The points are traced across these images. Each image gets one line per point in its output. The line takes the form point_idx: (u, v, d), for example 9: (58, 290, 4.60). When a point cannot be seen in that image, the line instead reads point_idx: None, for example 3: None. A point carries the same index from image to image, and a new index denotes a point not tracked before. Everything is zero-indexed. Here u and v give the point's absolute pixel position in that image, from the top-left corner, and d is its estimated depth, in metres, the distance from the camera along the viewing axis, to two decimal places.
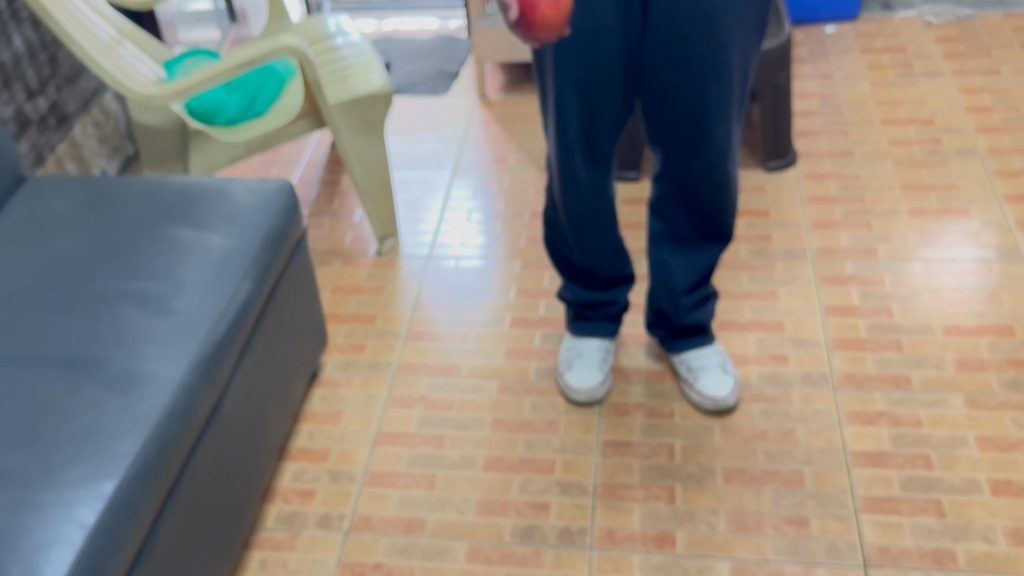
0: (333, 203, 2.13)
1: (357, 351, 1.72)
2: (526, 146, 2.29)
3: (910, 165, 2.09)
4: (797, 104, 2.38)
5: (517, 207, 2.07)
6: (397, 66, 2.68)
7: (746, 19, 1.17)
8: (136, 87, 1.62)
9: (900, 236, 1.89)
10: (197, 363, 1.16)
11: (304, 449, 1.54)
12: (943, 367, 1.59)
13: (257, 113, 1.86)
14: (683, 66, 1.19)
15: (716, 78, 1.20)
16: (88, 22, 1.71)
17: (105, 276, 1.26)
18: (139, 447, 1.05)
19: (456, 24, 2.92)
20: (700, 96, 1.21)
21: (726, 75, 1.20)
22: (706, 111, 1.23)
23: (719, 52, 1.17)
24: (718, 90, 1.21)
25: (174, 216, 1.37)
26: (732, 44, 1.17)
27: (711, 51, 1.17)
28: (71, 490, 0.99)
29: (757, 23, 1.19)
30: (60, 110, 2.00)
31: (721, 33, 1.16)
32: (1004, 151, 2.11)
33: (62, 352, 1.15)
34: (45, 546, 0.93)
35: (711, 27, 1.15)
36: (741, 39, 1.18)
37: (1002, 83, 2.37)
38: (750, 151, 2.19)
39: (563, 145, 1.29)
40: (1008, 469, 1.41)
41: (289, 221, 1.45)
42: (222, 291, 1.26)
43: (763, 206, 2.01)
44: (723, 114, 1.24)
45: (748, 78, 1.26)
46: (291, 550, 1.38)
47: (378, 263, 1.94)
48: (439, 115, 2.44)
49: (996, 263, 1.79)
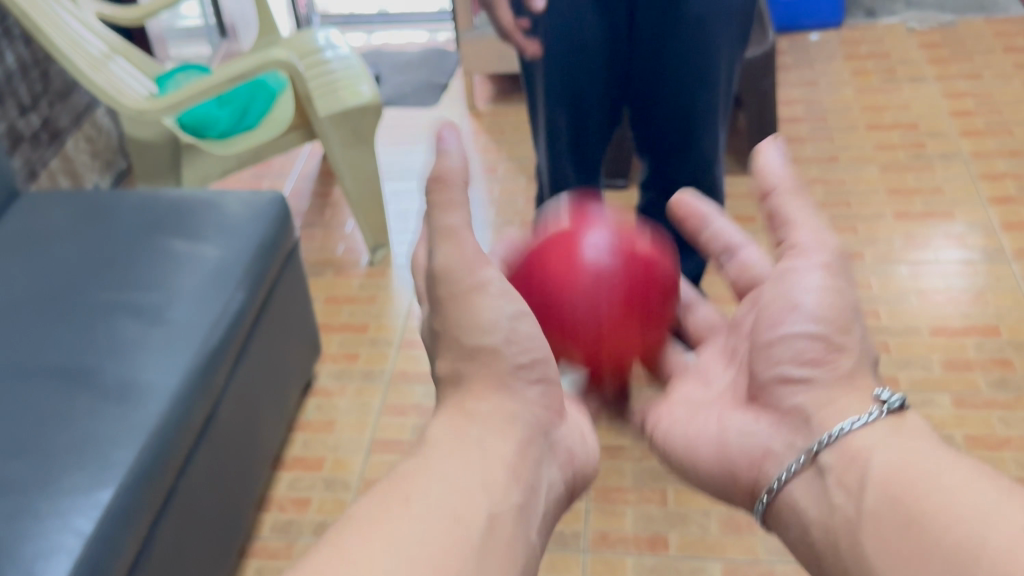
0: (325, 214, 2.14)
1: (351, 361, 1.74)
2: (515, 156, 2.31)
3: (895, 170, 2.12)
4: (783, 110, 2.40)
5: (507, 216, 2.09)
6: (386, 78, 2.70)
7: (731, 27, 1.19)
8: (129, 102, 1.64)
9: (886, 240, 1.91)
10: (192, 371, 1.18)
11: (299, 458, 1.55)
12: (931, 367, 1.60)
13: (249, 126, 1.89)
14: (672, 76, 1.21)
15: (703, 88, 1.22)
16: (78, 37, 1.72)
17: (99, 286, 1.27)
18: (135, 455, 1.06)
19: (445, 36, 2.95)
20: (690, 105, 1.23)
21: (712, 84, 1.22)
22: (693, 119, 1.25)
23: (706, 61, 1.19)
24: (705, 99, 1.23)
25: (167, 227, 1.39)
26: (718, 53, 1.20)
27: (697, 60, 1.19)
28: (68, 497, 1.00)
29: (741, 31, 1.21)
30: (53, 126, 2.02)
31: (706, 42, 1.18)
32: (988, 154, 2.13)
33: (57, 363, 1.16)
34: (45, 553, 0.94)
35: (699, 35, 1.17)
36: (727, 47, 1.21)
37: (986, 87, 2.40)
38: (737, 157, 2.21)
39: (551, 152, 1.32)
40: (996, 468, 1.42)
41: (282, 232, 1.47)
42: (216, 300, 1.28)
43: (750, 212, 2.03)
44: (710, 122, 1.26)
45: (732, 85, 1.28)
46: (287, 558, 1.39)
47: (370, 273, 1.95)
48: (428, 126, 2.46)
49: (982, 264, 1.81)
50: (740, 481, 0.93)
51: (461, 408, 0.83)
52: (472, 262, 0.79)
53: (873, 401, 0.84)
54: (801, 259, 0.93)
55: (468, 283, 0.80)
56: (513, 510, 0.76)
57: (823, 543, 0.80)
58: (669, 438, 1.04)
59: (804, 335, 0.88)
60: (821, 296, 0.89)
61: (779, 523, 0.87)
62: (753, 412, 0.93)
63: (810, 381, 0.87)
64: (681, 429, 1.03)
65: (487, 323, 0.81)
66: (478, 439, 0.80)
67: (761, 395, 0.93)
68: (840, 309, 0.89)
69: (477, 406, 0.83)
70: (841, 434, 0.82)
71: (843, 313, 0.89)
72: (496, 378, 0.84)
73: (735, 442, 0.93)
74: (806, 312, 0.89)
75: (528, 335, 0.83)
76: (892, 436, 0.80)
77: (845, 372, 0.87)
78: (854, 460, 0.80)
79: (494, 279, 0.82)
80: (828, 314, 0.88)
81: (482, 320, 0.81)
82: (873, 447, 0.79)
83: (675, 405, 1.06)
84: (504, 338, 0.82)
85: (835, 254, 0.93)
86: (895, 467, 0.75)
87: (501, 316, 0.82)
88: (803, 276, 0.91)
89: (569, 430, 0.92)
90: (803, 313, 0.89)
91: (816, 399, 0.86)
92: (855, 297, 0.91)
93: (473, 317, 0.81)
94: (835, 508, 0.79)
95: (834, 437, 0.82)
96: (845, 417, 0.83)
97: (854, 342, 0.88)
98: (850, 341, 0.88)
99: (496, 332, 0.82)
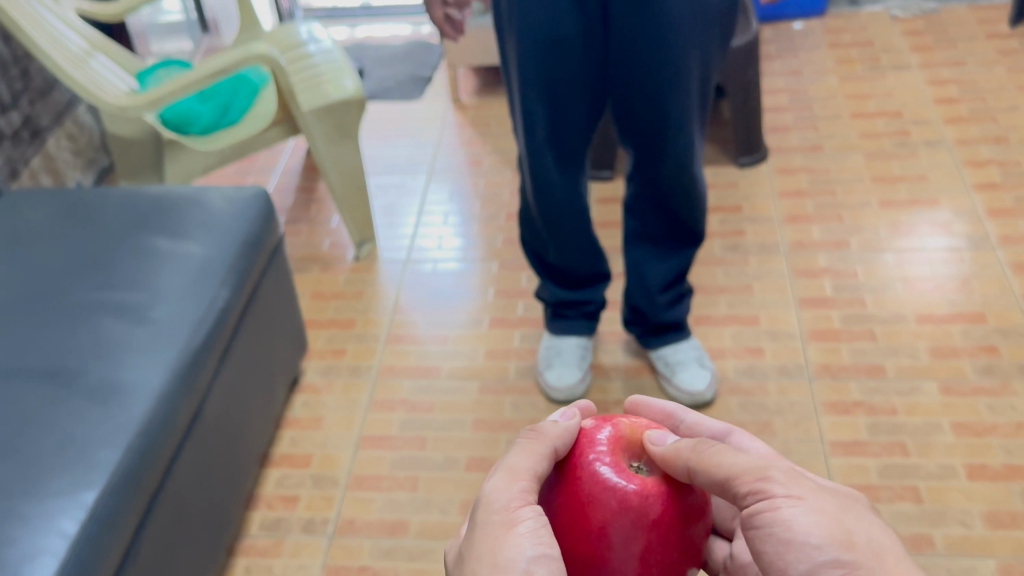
0: (310, 210, 2.13)
1: (338, 356, 1.73)
2: (500, 148, 2.30)
3: (880, 158, 2.12)
4: (767, 99, 2.40)
5: (492, 209, 2.08)
6: (370, 72, 2.69)
7: (707, 24, 1.20)
8: (111, 99, 1.63)
9: (871, 228, 1.91)
10: (177, 370, 1.17)
11: (287, 455, 1.55)
12: (918, 355, 1.61)
13: (231, 121, 1.87)
14: (647, 72, 1.22)
15: (678, 85, 1.23)
16: (58, 33, 1.70)
17: (82, 286, 1.26)
18: (120, 456, 1.05)
19: (429, 29, 2.94)
20: (666, 102, 1.24)
21: (687, 81, 1.23)
22: (669, 117, 1.26)
23: (680, 59, 1.20)
24: (680, 96, 1.24)
25: (150, 225, 1.38)
26: (693, 50, 1.20)
27: (672, 56, 1.20)
28: (54, 500, 0.99)
29: (718, 28, 1.22)
30: (34, 124, 2.00)
31: (681, 40, 1.19)
32: (972, 141, 2.14)
33: (40, 363, 1.14)
34: (30, 555, 0.94)
35: (671, 32, 1.18)
36: (702, 44, 1.21)
37: (969, 74, 2.40)
38: (722, 147, 2.21)
39: (533, 149, 1.31)
40: (983, 454, 1.43)
41: (266, 228, 1.47)
42: (200, 298, 1.27)
43: (735, 202, 2.03)
44: (686, 118, 1.27)
45: (710, 82, 1.29)
46: (276, 556, 1.39)
47: (356, 268, 1.95)
48: (413, 120, 2.45)
49: (967, 251, 1.81)
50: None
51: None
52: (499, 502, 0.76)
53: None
54: (765, 494, 0.72)
55: (500, 516, 0.75)
56: None
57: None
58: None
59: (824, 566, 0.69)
60: (815, 520, 0.70)
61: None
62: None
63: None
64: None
65: (506, 561, 0.72)
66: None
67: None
68: (835, 522, 0.70)
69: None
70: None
71: (839, 524, 0.70)
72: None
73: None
74: (809, 542, 0.70)
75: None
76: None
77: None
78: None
79: (527, 518, 0.75)
80: (827, 535, 0.70)
81: (501, 558, 0.72)
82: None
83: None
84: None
85: (790, 469, 0.74)
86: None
87: (525, 551, 0.73)
88: (778, 499, 0.71)
89: None
90: (805, 543, 0.70)
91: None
92: (841, 501, 0.73)
93: (498, 548, 0.73)
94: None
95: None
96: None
97: (875, 553, 0.70)
98: (873, 557, 0.69)
99: (514, 571, 0.72)
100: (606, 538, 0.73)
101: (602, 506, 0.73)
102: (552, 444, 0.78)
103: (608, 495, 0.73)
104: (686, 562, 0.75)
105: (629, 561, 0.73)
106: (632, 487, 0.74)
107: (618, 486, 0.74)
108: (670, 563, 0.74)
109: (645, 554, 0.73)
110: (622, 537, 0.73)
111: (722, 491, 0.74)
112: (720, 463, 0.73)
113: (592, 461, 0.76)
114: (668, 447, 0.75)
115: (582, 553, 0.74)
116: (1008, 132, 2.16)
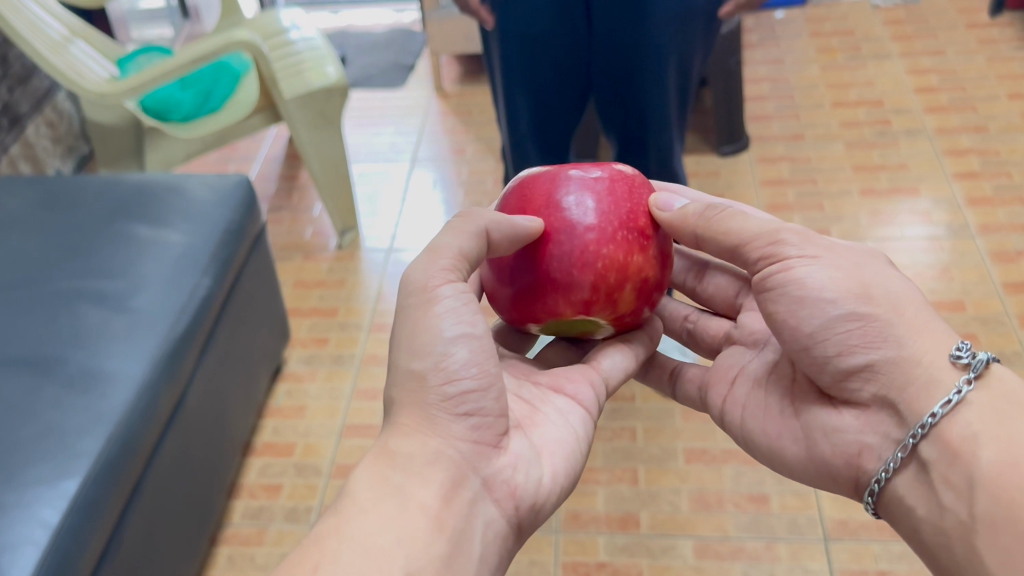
0: (292, 197, 2.13)
1: (321, 345, 1.73)
2: (483, 136, 2.30)
3: (860, 146, 2.13)
4: (749, 88, 2.41)
5: (476, 197, 2.08)
6: (352, 59, 2.69)
7: (686, 31, 1.22)
8: (90, 85, 1.62)
9: (852, 216, 1.92)
10: (159, 359, 1.17)
11: (270, 444, 1.55)
12: None
13: (212, 109, 1.85)
14: (629, 73, 1.25)
15: (657, 87, 1.26)
16: (39, 20, 1.69)
17: (61, 274, 1.25)
18: (100, 445, 1.05)
19: (411, 16, 2.93)
20: (644, 103, 1.28)
21: (665, 84, 1.26)
22: (649, 116, 1.30)
23: (659, 62, 1.23)
24: (659, 96, 1.27)
25: (129, 213, 1.37)
26: (671, 54, 1.23)
27: (650, 60, 1.23)
28: (34, 489, 0.99)
29: (698, 35, 1.25)
30: (13, 111, 1.99)
31: (658, 45, 1.22)
32: (952, 130, 2.15)
33: (18, 351, 1.14)
34: (12, 546, 0.93)
35: (650, 38, 1.21)
36: (680, 49, 1.24)
37: (949, 64, 2.42)
38: (703, 136, 2.22)
39: (517, 139, 1.39)
40: None
41: (248, 217, 1.47)
42: (182, 287, 1.27)
43: (717, 191, 2.03)
44: (665, 117, 1.31)
45: (690, 82, 1.32)
46: (259, 545, 1.39)
47: (339, 257, 1.94)
48: (396, 107, 2.45)
49: (947, 240, 1.83)
50: (846, 482, 0.83)
51: (383, 449, 0.76)
52: (418, 280, 0.80)
53: (956, 368, 0.75)
54: (781, 257, 0.81)
55: (418, 297, 0.79)
56: (438, 564, 0.68)
57: (937, 545, 0.73)
58: (733, 423, 0.94)
59: (839, 321, 0.78)
60: (830, 277, 0.79)
61: (894, 516, 0.78)
62: (824, 411, 0.84)
63: (875, 366, 0.78)
64: (746, 406, 0.92)
65: (423, 346, 0.77)
66: (403, 487, 0.72)
67: (831, 392, 0.83)
68: (852, 277, 0.79)
69: (406, 441, 0.76)
70: (938, 421, 0.73)
71: (856, 278, 0.79)
72: (421, 413, 0.77)
73: (823, 445, 0.84)
74: (824, 298, 0.79)
75: (473, 355, 0.78)
76: (989, 416, 0.71)
77: (908, 340, 0.76)
78: (958, 454, 0.71)
79: (446, 297, 0.79)
80: (841, 289, 0.79)
81: (419, 344, 0.77)
82: (978, 433, 0.71)
83: (733, 376, 0.95)
84: (437, 364, 0.77)
85: (805, 231, 0.83)
86: (1010, 447, 0.69)
87: (442, 335, 0.78)
88: (793, 260, 0.81)
89: (514, 458, 0.80)
90: (822, 298, 0.79)
91: (890, 383, 0.77)
92: (859, 256, 0.81)
93: (419, 325, 0.78)
94: (947, 509, 0.72)
95: (929, 426, 0.74)
96: (934, 395, 0.74)
97: (892, 304, 0.78)
98: (890, 310, 0.77)
99: (432, 356, 0.77)
100: (553, 204, 0.84)
101: (543, 190, 0.86)
102: (482, 224, 0.82)
103: (549, 181, 0.86)
104: (643, 223, 0.85)
105: (586, 215, 0.83)
106: (577, 172, 0.86)
107: (557, 176, 0.86)
108: (626, 215, 0.84)
109: (597, 204, 0.83)
110: (568, 198, 0.84)
111: (740, 254, 0.85)
112: (732, 232, 0.84)
113: (537, 178, 0.88)
114: (675, 212, 0.85)
115: (545, 225, 0.83)
116: (986, 121, 2.17)
